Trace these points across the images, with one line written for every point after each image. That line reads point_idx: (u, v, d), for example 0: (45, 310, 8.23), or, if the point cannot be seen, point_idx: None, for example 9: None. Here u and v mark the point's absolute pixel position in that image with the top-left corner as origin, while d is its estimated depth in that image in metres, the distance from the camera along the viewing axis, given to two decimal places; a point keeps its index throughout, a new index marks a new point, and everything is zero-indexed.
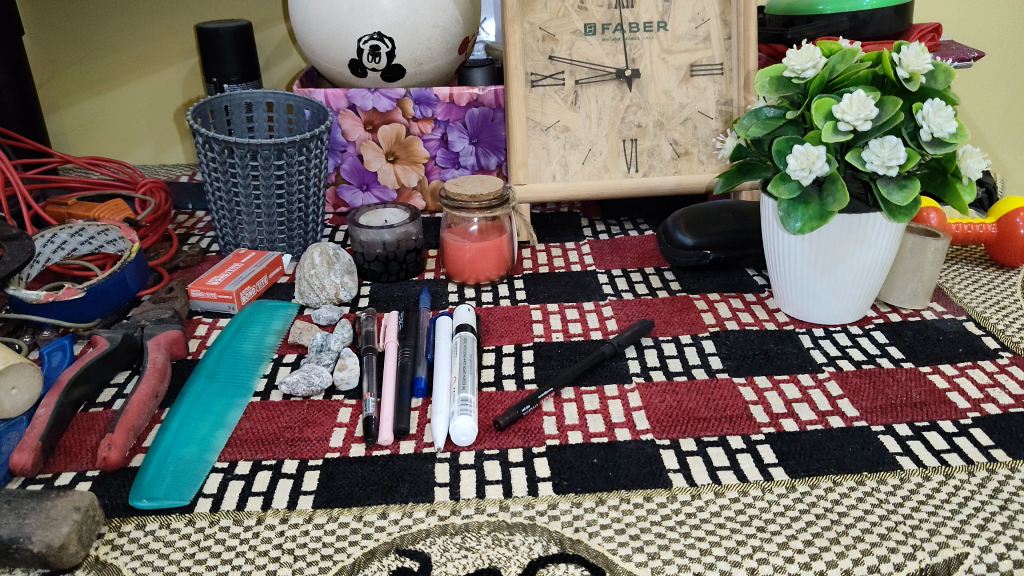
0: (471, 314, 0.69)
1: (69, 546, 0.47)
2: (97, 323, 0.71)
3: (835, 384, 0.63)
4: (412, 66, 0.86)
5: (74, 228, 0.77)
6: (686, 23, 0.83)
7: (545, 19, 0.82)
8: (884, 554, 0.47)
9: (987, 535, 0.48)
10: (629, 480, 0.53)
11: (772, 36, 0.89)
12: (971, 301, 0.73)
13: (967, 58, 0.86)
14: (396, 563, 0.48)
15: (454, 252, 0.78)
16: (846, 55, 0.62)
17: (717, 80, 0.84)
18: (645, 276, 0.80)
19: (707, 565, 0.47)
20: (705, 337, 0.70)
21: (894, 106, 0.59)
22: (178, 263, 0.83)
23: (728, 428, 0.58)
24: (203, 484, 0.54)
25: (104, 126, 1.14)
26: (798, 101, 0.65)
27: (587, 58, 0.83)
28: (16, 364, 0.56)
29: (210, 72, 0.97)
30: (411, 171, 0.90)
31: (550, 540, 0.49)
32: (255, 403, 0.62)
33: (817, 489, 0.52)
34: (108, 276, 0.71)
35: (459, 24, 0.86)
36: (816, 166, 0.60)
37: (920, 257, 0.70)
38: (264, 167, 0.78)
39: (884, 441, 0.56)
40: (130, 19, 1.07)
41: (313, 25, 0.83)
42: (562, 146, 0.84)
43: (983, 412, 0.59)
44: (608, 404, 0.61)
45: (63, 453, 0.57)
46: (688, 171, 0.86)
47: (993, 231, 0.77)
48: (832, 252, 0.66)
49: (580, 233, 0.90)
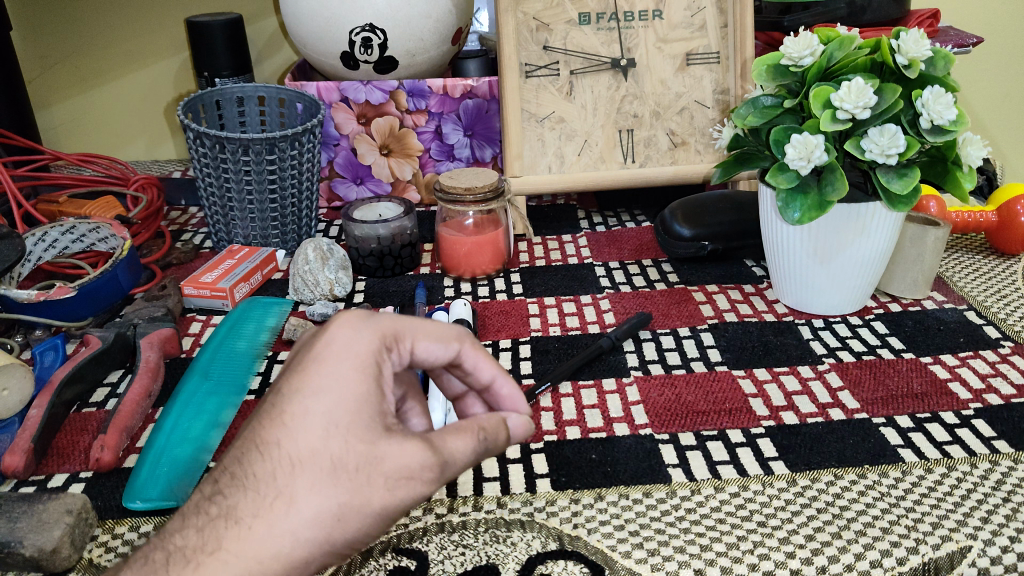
0: (467, 309, 0.69)
1: (62, 550, 0.47)
2: (89, 323, 0.70)
3: (836, 375, 0.62)
4: (405, 58, 0.85)
5: (65, 226, 0.76)
6: (681, 11, 0.82)
7: (539, 8, 0.81)
8: (886, 548, 0.46)
9: (991, 528, 0.48)
10: (628, 476, 0.53)
11: (768, 24, 0.88)
12: (972, 290, 0.73)
13: (965, 44, 0.85)
14: (393, 562, 0.47)
15: (450, 246, 0.77)
16: (844, 43, 0.61)
17: (713, 68, 0.83)
18: (643, 269, 0.80)
19: (707, 561, 0.46)
20: (704, 330, 0.69)
21: (894, 93, 0.58)
22: (171, 260, 0.82)
23: (727, 422, 0.58)
24: (197, 485, 0.53)
25: (96, 122, 1.13)
26: (795, 90, 0.65)
27: (581, 48, 0.82)
28: (7, 365, 0.56)
29: (201, 66, 0.96)
30: (405, 165, 0.89)
31: (548, 536, 0.48)
32: (249, 403, 0.61)
33: (818, 483, 0.52)
34: (99, 274, 0.70)
35: (453, 15, 0.85)
36: (815, 155, 0.59)
37: (920, 246, 0.70)
38: (256, 162, 0.77)
39: (885, 433, 0.56)
40: (119, 13, 1.06)
41: (304, 18, 0.82)
42: (558, 137, 0.83)
43: (985, 402, 0.59)
44: (606, 398, 0.61)
45: (56, 454, 0.57)
46: (685, 161, 0.85)
47: (993, 219, 0.77)
48: (831, 241, 0.65)
49: (577, 225, 0.89)
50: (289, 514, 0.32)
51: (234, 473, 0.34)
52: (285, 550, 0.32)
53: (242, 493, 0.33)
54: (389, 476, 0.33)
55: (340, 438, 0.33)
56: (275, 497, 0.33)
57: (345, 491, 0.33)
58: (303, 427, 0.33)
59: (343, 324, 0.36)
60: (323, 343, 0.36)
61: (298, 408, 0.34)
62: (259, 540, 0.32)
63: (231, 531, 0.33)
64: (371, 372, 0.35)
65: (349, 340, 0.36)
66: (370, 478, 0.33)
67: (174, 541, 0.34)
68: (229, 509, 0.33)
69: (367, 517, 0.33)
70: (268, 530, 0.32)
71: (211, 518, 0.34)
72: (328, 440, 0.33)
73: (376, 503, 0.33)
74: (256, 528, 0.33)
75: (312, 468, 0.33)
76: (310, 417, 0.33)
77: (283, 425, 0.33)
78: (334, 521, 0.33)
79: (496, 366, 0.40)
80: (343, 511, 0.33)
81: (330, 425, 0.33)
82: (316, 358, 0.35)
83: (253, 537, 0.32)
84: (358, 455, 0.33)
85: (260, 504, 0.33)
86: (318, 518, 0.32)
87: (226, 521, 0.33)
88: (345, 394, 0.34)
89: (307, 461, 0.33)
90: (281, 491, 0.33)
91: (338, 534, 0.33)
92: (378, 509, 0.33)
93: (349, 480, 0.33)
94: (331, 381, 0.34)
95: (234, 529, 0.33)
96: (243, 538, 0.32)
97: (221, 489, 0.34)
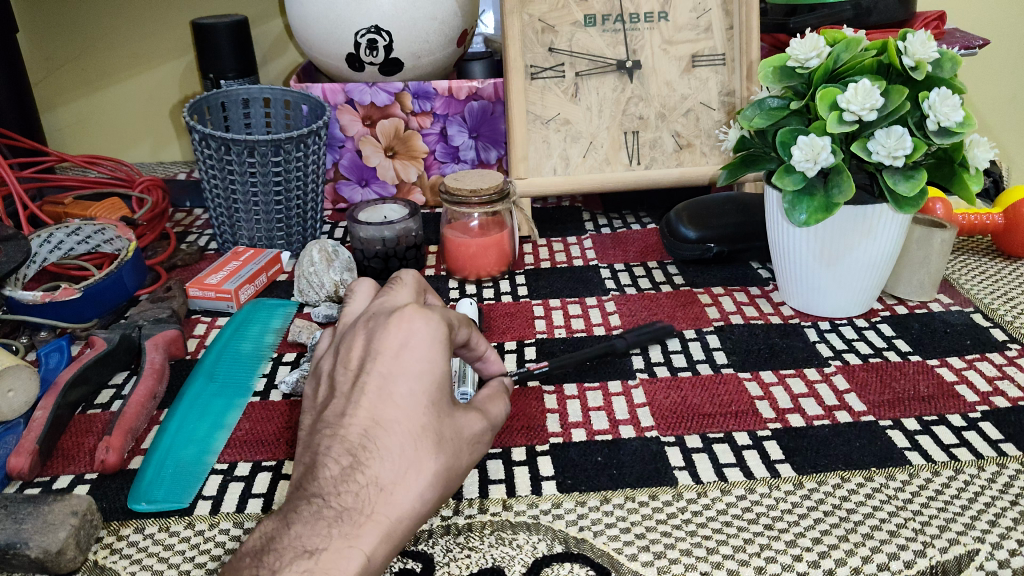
0: (474, 308, 0.69)
1: (67, 551, 0.47)
2: (94, 324, 0.70)
3: (842, 378, 0.62)
4: (410, 60, 0.85)
5: (71, 227, 0.76)
6: (687, 13, 0.82)
7: (545, 10, 0.81)
8: (894, 551, 0.46)
9: (999, 531, 0.47)
10: (634, 478, 0.53)
11: (774, 26, 0.88)
12: (978, 292, 0.72)
13: (972, 46, 0.85)
14: (399, 564, 0.47)
15: (455, 248, 0.77)
16: (851, 44, 0.61)
17: (719, 70, 0.83)
18: (648, 271, 0.79)
19: (714, 564, 0.46)
20: (710, 332, 0.69)
21: (901, 95, 0.58)
22: (177, 262, 0.82)
23: (734, 424, 0.57)
24: (202, 486, 0.53)
25: (101, 124, 1.13)
26: (802, 91, 0.64)
27: (587, 50, 0.82)
28: (12, 367, 0.56)
29: (207, 68, 0.96)
30: (410, 166, 0.89)
31: (554, 539, 0.48)
32: (254, 403, 0.61)
33: (825, 485, 0.51)
34: (104, 276, 0.70)
35: (458, 17, 0.85)
36: (822, 157, 0.59)
37: (927, 247, 0.70)
38: (262, 164, 0.77)
39: (892, 436, 0.56)
40: (126, 16, 1.06)
41: (310, 20, 0.82)
42: (563, 139, 0.83)
43: (992, 405, 0.58)
44: (612, 401, 0.60)
45: (61, 456, 0.57)
46: (690, 163, 0.85)
47: (1000, 221, 0.76)
48: (837, 243, 0.65)
49: (582, 227, 0.89)
50: (419, 481, 0.42)
51: (365, 448, 0.42)
52: (420, 508, 0.42)
53: (381, 462, 0.42)
54: (468, 437, 0.45)
55: (438, 411, 0.44)
56: (406, 465, 0.42)
57: (450, 453, 0.43)
58: (409, 405, 0.43)
59: (418, 316, 0.45)
60: (404, 334, 0.45)
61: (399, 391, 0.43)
62: (404, 505, 0.41)
63: (380, 497, 0.41)
64: (447, 354, 0.45)
65: (425, 328, 0.45)
66: (460, 440, 0.44)
67: (333, 502, 0.41)
68: (371, 479, 0.41)
69: (459, 472, 0.44)
70: (407, 493, 0.42)
71: (356, 490, 0.41)
72: (431, 413, 0.43)
73: (464, 461, 0.44)
74: (397, 492, 0.42)
75: (426, 439, 0.43)
76: (415, 395, 0.43)
77: (394, 405, 0.43)
78: (397, 523, 0.41)
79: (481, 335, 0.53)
80: (450, 472, 0.43)
81: (429, 401, 0.43)
82: (405, 348, 0.44)
83: (399, 501, 0.41)
84: (449, 424, 0.44)
85: (397, 475, 0.42)
86: (436, 480, 0.42)
87: (373, 487, 0.41)
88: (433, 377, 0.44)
89: (421, 435, 0.43)
90: (411, 459, 0.42)
91: (443, 489, 0.43)
92: (466, 462, 0.45)
93: (449, 445, 0.43)
94: (425, 364, 0.44)
95: (382, 496, 0.41)
96: (392, 501, 0.41)
97: (357, 463, 0.42)
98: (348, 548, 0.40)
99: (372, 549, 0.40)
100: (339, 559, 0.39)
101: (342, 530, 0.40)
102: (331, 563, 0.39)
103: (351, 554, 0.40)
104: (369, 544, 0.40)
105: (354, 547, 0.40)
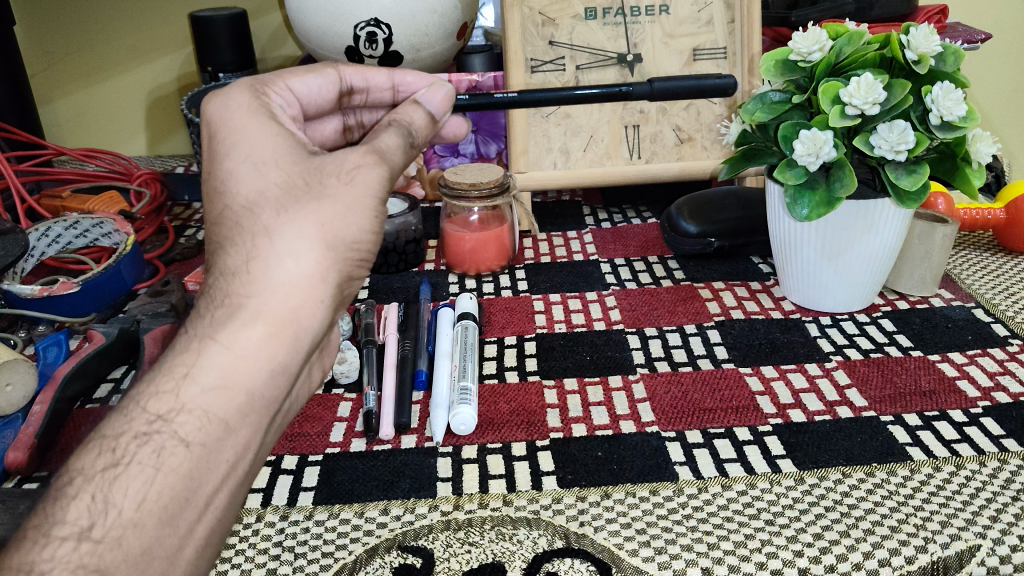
0: (474, 303, 0.69)
1: None
2: (92, 318, 0.70)
3: (843, 373, 0.62)
4: (409, 53, 0.84)
5: (69, 221, 0.76)
6: (688, 6, 0.82)
7: (545, 3, 0.81)
8: (895, 547, 0.46)
9: (1000, 527, 0.47)
10: (635, 474, 0.52)
11: (775, 20, 0.86)
12: (979, 288, 0.72)
13: (974, 40, 0.85)
14: (398, 560, 0.47)
15: (454, 243, 0.76)
16: (853, 37, 0.60)
17: (719, 64, 0.83)
18: (648, 265, 0.79)
19: (714, 560, 0.46)
20: (710, 327, 0.68)
21: (903, 89, 0.57)
22: (174, 255, 0.82)
23: (734, 420, 0.57)
24: None
25: (98, 118, 1.12)
26: (804, 85, 0.64)
27: (587, 43, 0.82)
28: (10, 360, 0.56)
29: (205, 61, 0.96)
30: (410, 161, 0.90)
31: (555, 534, 0.48)
32: None
33: (825, 481, 0.51)
34: (102, 269, 0.70)
35: (458, 10, 0.84)
36: (824, 151, 0.59)
37: (928, 242, 0.69)
38: None
39: (893, 432, 0.55)
40: (122, 9, 1.06)
41: (308, 12, 0.81)
42: (563, 132, 0.83)
43: (993, 401, 0.58)
44: (612, 396, 0.60)
45: (59, 451, 0.56)
46: (691, 157, 0.85)
47: (1001, 216, 0.76)
48: (838, 237, 0.65)
49: (582, 221, 0.89)
50: (274, 243, 0.36)
51: (211, 248, 0.37)
52: (293, 271, 0.37)
53: (225, 252, 0.37)
54: (337, 173, 0.39)
55: (280, 165, 0.38)
56: (253, 236, 0.36)
57: (310, 202, 0.37)
58: (238, 177, 0.37)
59: (211, 102, 0.40)
60: (206, 124, 0.39)
61: (226, 170, 0.38)
62: (268, 277, 0.36)
63: (233, 282, 0.36)
64: (262, 113, 0.40)
65: (225, 102, 0.40)
66: (322, 180, 0.38)
67: (190, 313, 0.37)
68: (218, 270, 0.36)
69: (345, 218, 0.38)
70: (267, 263, 0.36)
71: (210, 287, 0.37)
72: (264, 171, 0.37)
73: (341, 196, 0.38)
74: (253, 271, 0.36)
75: (269, 199, 0.37)
76: (243, 164, 0.38)
77: (223, 189, 0.37)
78: None
79: (364, 69, 0.49)
80: (322, 219, 0.37)
81: (260, 163, 0.38)
82: (213, 135, 0.39)
83: (257, 277, 0.36)
84: (298, 172, 0.38)
85: (244, 250, 0.36)
86: (300, 235, 0.37)
87: (224, 277, 0.36)
88: (257, 138, 0.38)
89: (261, 199, 0.37)
90: (258, 228, 0.37)
91: (329, 243, 0.37)
92: (345, 203, 0.38)
93: (306, 189, 0.38)
94: (237, 134, 0.38)
95: (236, 279, 0.36)
96: (249, 280, 0.36)
97: (206, 263, 0.37)
98: (205, 339, 0.35)
99: (233, 336, 0.35)
100: (186, 357, 0.35)
101: (196, 328, 0.36)
102: (175, 364, 0.35)
103: (204, 349, 0.35)
104: (229, 333, 0.35)
105: (208, 340, 0.35)
